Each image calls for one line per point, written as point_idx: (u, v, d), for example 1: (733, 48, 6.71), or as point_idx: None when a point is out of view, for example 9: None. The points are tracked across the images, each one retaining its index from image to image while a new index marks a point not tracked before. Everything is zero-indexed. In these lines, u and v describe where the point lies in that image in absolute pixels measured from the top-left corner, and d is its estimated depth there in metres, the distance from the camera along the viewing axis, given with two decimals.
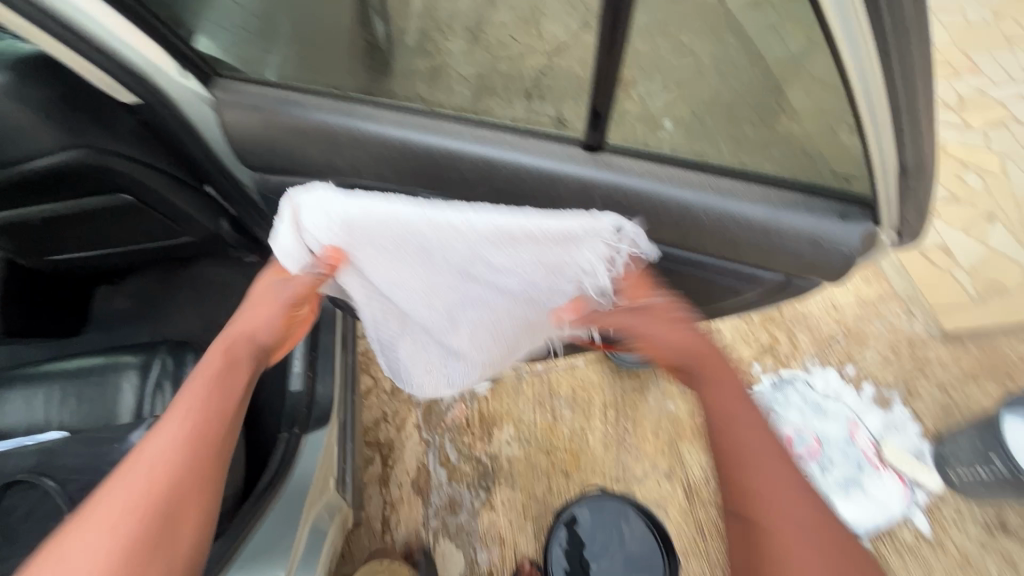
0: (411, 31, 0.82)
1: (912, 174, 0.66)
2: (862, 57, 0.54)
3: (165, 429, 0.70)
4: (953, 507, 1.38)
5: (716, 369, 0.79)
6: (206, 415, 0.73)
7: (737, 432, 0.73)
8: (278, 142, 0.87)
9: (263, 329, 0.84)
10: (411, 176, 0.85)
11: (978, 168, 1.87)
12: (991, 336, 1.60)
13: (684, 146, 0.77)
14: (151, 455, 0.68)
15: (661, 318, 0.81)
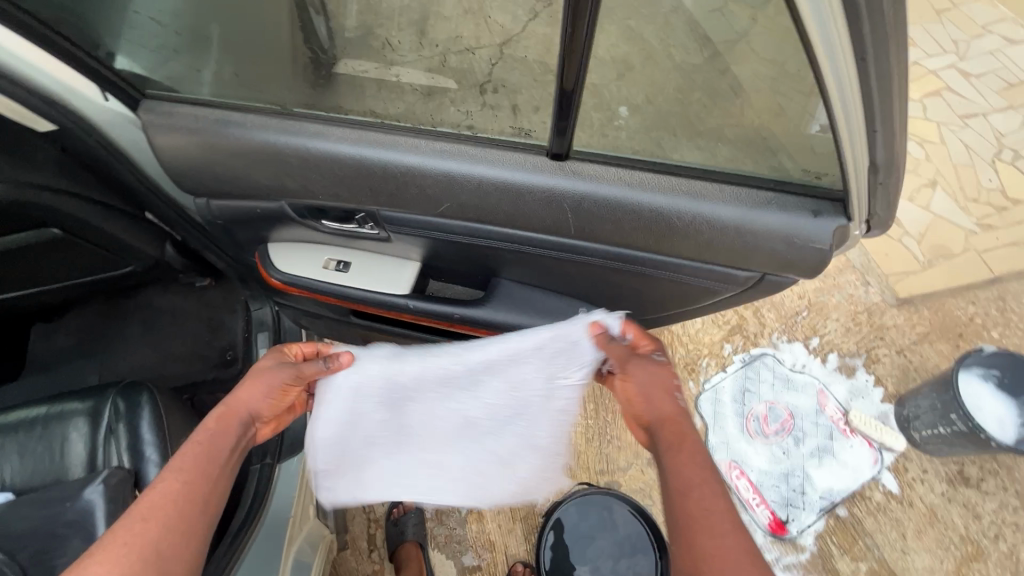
0: (353, 28, 0.76)
1: (883, 170, 0.67)
2: (833, 51, 0.52)
3: (159, 486, 0.65)
4: (918, 465, 1.45)
5: (682, 432, 0.74)
6: (197, 478, 0.67)
7: (692, 507, 0.66)
8: (221, 165, 0.82)
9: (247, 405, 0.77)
10: (370, 194, 0.82)
11: (919, 137, 1.95)
12: (941, 298, 1.68)
13: (641, 135, 0.75)
14: (144, 509, 0.63)
15: (663, 384, 0.79)
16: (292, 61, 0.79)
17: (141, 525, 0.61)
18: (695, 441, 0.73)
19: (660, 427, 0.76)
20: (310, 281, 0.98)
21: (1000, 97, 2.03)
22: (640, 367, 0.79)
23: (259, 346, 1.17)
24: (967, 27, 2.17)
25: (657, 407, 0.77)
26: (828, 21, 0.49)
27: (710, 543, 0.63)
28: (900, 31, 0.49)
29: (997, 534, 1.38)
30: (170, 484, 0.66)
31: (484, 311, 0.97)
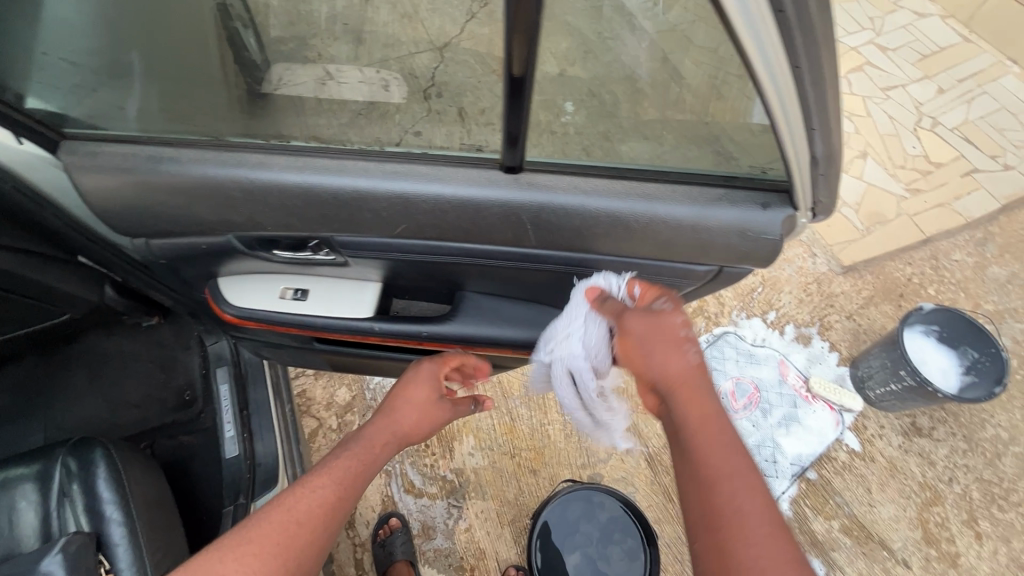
0: (285, 39, 0.74)
1: (822, 163, 0.68)
2: (767, 52, 0.53)
3: (318, 492, 0.75)
4: (876, 421, 1.53)
5: (697, 394, 0.69)
6: (343, 500, 0.77)
7: (727, 472, 0.62)
8: (155, 204, 0.78)
9: (408, 422, 0.93)
10: (321, 221, 0.80)
11: (847, 112, 2.06)
12: (882, 262, 1.78)
13: (589, 129, 0.75)
14: (302, 512, 0.72)
15: (669, 335, 0.73)
16: (226, 82, 0.77)
17: (296, 527, 0.71)
18: (709, 403, 0.68)
19: (673, 383, 0.70)
20: (268, 313, 0.95)
21: (917, 68, 2.17)
22: (646, 319, 0.75)
23: (220, 382, 1.12)
24: (881, 4, 2.31)
25: (664, 365, 0.71)
26: (758, 24, 0.50)
27: (732, 508, 0.60)
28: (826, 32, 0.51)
29: (952, 477, 1.48)
30: (324, 496, 0.75)
31: (452, 326, 0.97)
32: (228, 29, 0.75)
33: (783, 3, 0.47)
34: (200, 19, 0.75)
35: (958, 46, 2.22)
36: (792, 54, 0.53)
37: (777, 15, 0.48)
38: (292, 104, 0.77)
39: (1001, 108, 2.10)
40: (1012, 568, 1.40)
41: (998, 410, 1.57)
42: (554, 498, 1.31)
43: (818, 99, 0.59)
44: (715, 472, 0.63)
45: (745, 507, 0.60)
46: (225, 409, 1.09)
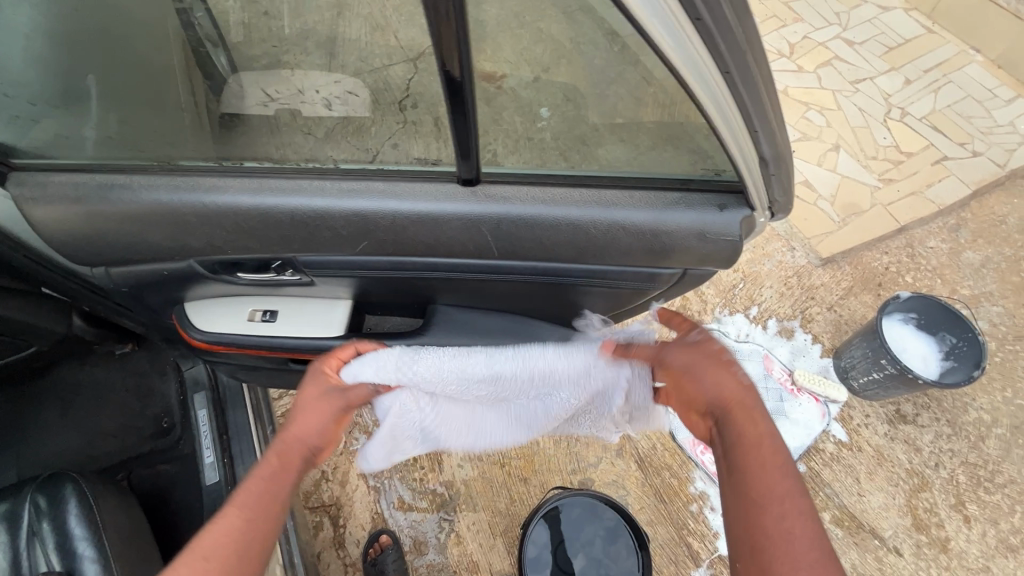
0: (260, 57, 0.75)
1: (772, 163, 0.69)
2: (694, 62, 0.54)
3: (224, 521, 0.63)
4: (861, 411, 1.55)
5: (758, 419, 0.70)
6: (265, 517, 0.65)
7: (778, 493, 0.63)
8: (112, 233, 0.78)
9: (314, 428, 0.78)
10: (282, 242, 0.80)
11: (819, 106, 2.10)
12: (860, 253, 1.80)
13: (566, 134, 0.75)
14: (207, 546, 0.61)
15: (717, 359, 0.76)
16: (187, 106, 0.78)
17: (205, 561, 0.59)
18: (764, 427, 0.69)
19: (727, 407, 0.72)
20: (235, 337, 0.94)
21: (883, 61, 2.21)
22: (692, 349, 0.79)
23: (197, 408, 1.11)
24: None
25: (715, 386, 0.74)
26: (681, 36, 0.51)
27: (782, 533, 0.60)
28: (748, 35, 0.52)
29: (938, 462, 1.49)
30: (234, 520, 0.64)
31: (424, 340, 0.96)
32: (195, 50, 0.77)
33: (699, 11, 0.48)
34: (166, 36, 0.77)
35: (923, 38, 2.27)
36: (718, 60, 0.54)
37: (695, 24, 0.50)
38: (268, 124, 0.78)
39: (966, 96, 2.14)
40: (1001, 550, 1.41)
41: (979, 393, 1.59)
42: (564, 495, 1.29)
43: (756, 101, 0.59)
44: (771, 489, 0.63)
45: (799, 533, 0.60)
46: (205, 434, 1.08)
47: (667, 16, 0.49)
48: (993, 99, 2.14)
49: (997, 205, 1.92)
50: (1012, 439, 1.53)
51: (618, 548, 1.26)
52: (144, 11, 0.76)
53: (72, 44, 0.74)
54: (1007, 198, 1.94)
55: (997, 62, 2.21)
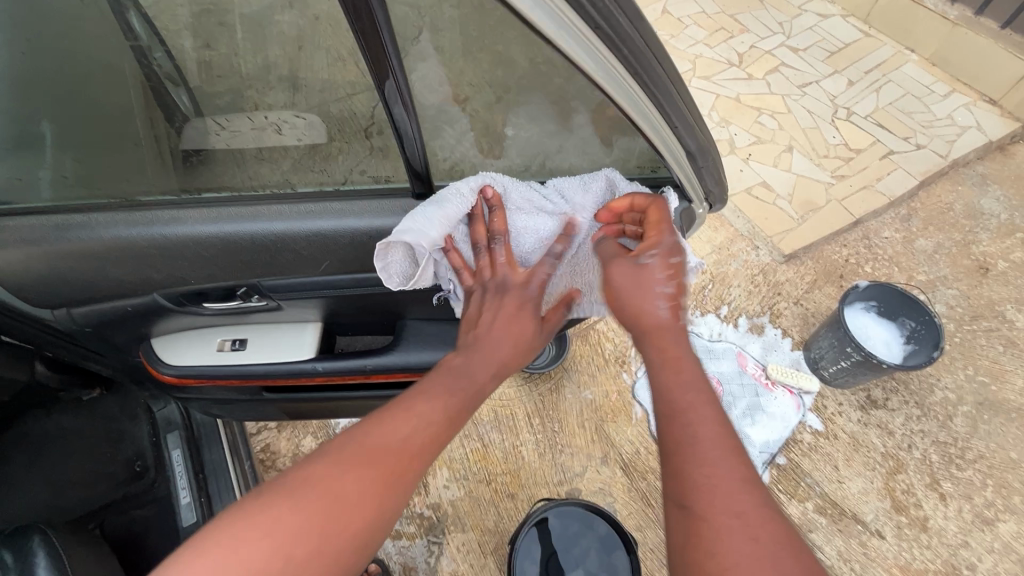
0: (222, 94, 0.74)
1: (699, 155, 0.74)
2: (607, 71, 0.59)
3: (416, 420, 0.67)
4: (834, 399, 1.59)
5: (667, 344, 0.67)
6: (446, 429, 0.70)
7: (681, 407, 0.61)
8: (70, 273, 0.78)
9: (523, 334, 0.82)
10: (244, 267, 0.81)
11: (770, 110, 2.19)
12: (819, 247, 1.87)
13: (528, 148, 0.80)
14: (405, 440, 0.65)
15: (641, 282, 0.70)
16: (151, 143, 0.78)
17: (396, 456, 0.63)
18: (677, 336, 0.67)
19: (642, 342, 0.69)
20: (206, 369, 0.93)
21: (826, 64, 2.33)
22: (626, 270, 0.72)
23: (170, 448, 1.11)
24: (787, 10, 2.49)
25: (631, 305, 0.70)
26: (590, 47, 0.56)
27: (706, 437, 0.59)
28: (646, 39, 0.59)
29: (911, 444, 1.53)
30: (431, 418, 0.69)
31: (396, 356, 0.97)
32: (152, 85, 0.75)
33: (597, 21, 0.53)
34: (121, 71, 0.74)
35: (860, 42, 2.40)
36: (625, 65, 0.59)
37: (596, 32, 0.55)
38: (234, 159, 0.78)
39: (906, 93, 2.26)
40: (978, 524, 1.45)
41: (943, 373, 1.65)
42: (554, 505, 1.30)
43: (669, 98, 0.65)
44: (667, 397, 0.62)
45: (703, 434, 0.59)
46: (179, 472, 1.08)
47: (574, 32, 0.54)
48: (931, 95, 2.26)
49: (943, 193, 2.02)
50: (978, 416, 1.59)
51: (612, 562, 1.25)
52: (96, 48, 0.72)
53: (33, 88, 0.73)
54: (952, 186, 2.04)
55: (931, 60, 2.35)
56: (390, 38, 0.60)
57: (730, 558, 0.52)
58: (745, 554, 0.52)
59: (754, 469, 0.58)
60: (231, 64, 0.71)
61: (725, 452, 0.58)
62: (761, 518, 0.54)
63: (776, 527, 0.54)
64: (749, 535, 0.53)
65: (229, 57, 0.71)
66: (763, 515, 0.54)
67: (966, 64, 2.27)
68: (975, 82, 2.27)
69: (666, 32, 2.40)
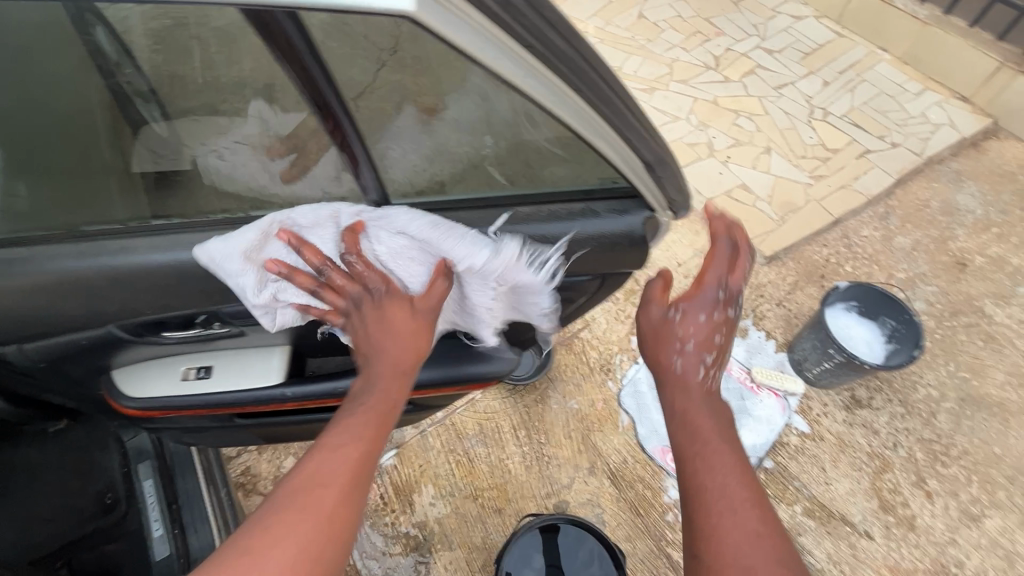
0: (195, 109, 0.75)
1: (656, 167, 0.77)
2: (547, 87, 0.62)
3: (340, 455, 0.76)
4: (819, 401, 1.59)
5: (684, 403, 0.87)
6: (370, 454, 0.79)
7: (688, 456, 0.80)
8: (19, 307, 0.75)
9: (415, 355, 0.87)
10: (202, 296, 0.79)
11: (747, 112, 2.20)
12: (800, 248, 1.88)
13: (508, 157, 0.79)
14: (326, 472, 0.73)
15: (665, 339, 0.89)
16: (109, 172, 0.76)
17: (325, 487, 0.72)
18: (698, 403, 0.86)
19: (663, 389, 0.90)
20: (169, 399, 0.91)
21: (802, 66, 2.35)
22: (656, 318, 0.90)
23: (142, 479, 1.10)
24: (761, 12, 2.52)
25: (658, 359, 0.90)
26: (527, 65, 0.59)
27: (722, 495, 0.74)
28: (579, 56, 0.63)
29: (896, 442, 1.54)
30: (351, 452, 0.77)
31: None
32: (122, 110, 0.75)
33: (528, 40, 0.58)
34: (86, 96, 0.74)
35: (834, 42, 2.43)
36: (565, 81, 0.62)
37: (531, 51, 0.58)
38: (208, 176, 0.77)
39: (880, 93, 2.29)
40: (964, 520, 1.45)
41: (925, 370, 1.66)
42: (559, 524, 1.28)
43: (605, 99, 0.67)
44: (687, 457, 0.80)
45: (710, 483, 0.76)
46: (152, 505, 1.08)
47: (510, 52, 0.57)
48: (905, 93, 2.29)
49: (920, 190, 2.05)
50: (961, 412, 1.60)
51: None
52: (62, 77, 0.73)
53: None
54: (928, 183, 2.07)
55: (903, 58, 2.38)
56: (315, 63, 0.63)
57: None
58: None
59: (763, 522, 0.72)
60: (207, 78, 0.72)
61: (732, 502, 0.74)
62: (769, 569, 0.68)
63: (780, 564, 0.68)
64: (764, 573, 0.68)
65: (206, 72, 0.72)
66: (765, 563, 0.68)
67: (937, 62, 2.30)
68: (947, 79, 2.31)
69: (642, 37, 2.40)
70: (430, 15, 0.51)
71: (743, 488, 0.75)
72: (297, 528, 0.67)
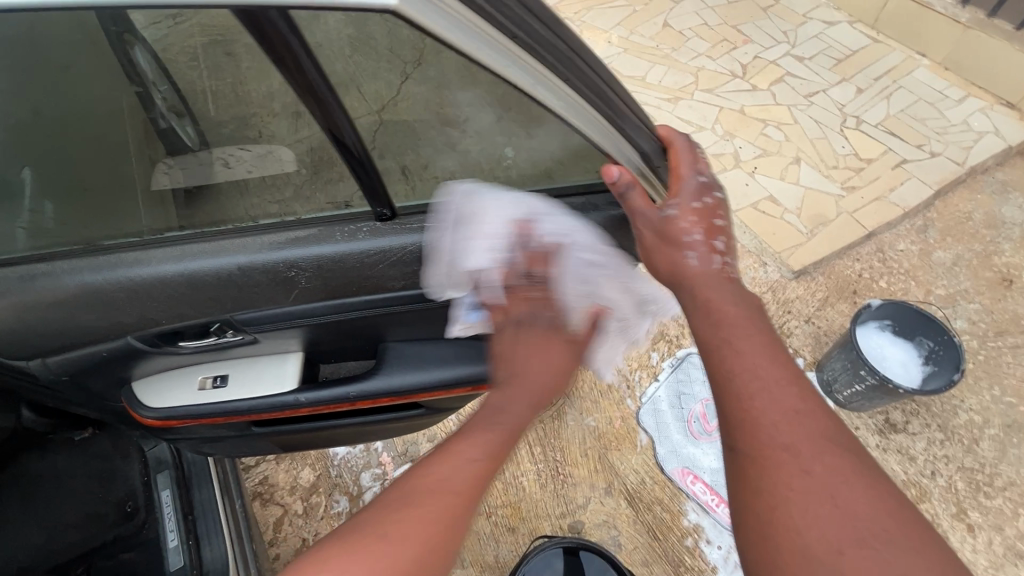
0: (226, 122, 0.74)
1: (653, 156, 0.77)
2: (531, 75, 0.59)
3: (463, 461, 0.72)
4: (850, 423, 1.51)
5: (710, 295, 0.73)
6: (492, 469, 0.74)
7: (715, 346, 0.68)
8: (43, 321, 0.78)
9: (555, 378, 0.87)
10: (210, 303, 0.80)
11: (776, 121, 2.14)
12: (831, 263, 1.80)
13: (530, 171, 0.80)
14: (452, 477, 0.70)
15: (674, 236, 0.75)
16: (137, 190, 0.76)
17: (452, 489, 0.68)
18: (725, 294, 0.73)
19: (681, 290, 0.75)
20: (186, 408, 0.92)
21: (834, 72, 2.27)
22: (656, 218, 0.75)
23: (161, 489, 1.10)
24: (791, 18, 2.45)
25: (671, 262, 0.76)
26: (515, 58, 0.57)
27: (753, 376, 0.64)
28: (559, 46, 0.63)
29: (934, 470, 1.45)
30: (475, 463, 0.73)
31: (380, 380, 0.94)
32: (154, 121, 0.74)
33: (512, 31, 0.56)
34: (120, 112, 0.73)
35: (869, 48, 2.35)
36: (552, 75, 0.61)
37: (516, 42, 0.57)
38: (237, 188, 0.78)
39: (918, 99, 2.19)
40: (1010, 558, 1.35)
41: (966, 394, 1.57)
42: (576, 548, 1.25)
43: (591, 87, 0.67)
44: (709, 344, 0.69)
45: (739, 369, 0.65)
46: (169, 515, 1.07)
47: (501, 49, 0.56)
48: (945, 100, 2.19)
49: (961, 202, 1.94)
50: (1006, 439, 1.50)
51: None
52: (97, 90, 0.71)
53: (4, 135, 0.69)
54: (970, 194, 1.96)
55: (943, 64, 2.28)
56: (313, 65, 0.60)
57: (781, 490, 0.58)
58: (793, 474, 0.58)
59: (803, 398, 0.63)
60: (237, 91, 0.70)
61: (767, 382, 0.64)
62: (814, 451, 0.59)
63: (828, 449, 0.59)
64: (813, 452, 0.59)
65: (237, 85, 0.69)
66: (808, 440, 0.60)
67: (980, 66, 2.20)
68: (991, 85, 2.20)
69: (667, 46, 2.36)
70: (415, 10, 0.50)
71: (777, 367, 0.65)
72: (418, 527, 0.63)
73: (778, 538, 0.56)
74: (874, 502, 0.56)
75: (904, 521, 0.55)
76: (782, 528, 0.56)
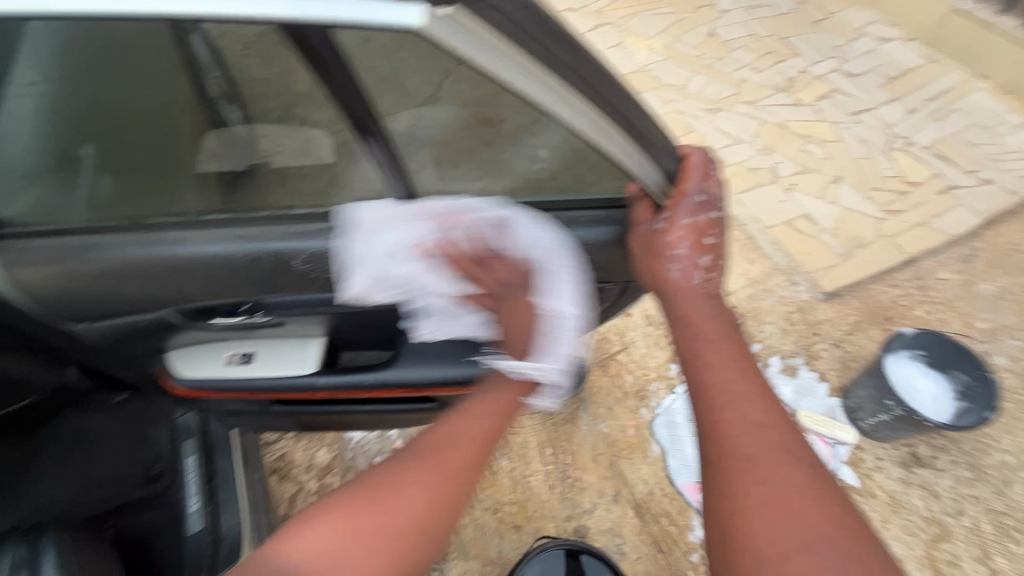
0: (274, 109, 0.74)
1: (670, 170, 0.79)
2: (553, 94, 0.61)
3: (472, 423, 0.89)
4: (872, 453, 1.47)
5: (689, 307, 0.85)
6: (493, 430, 0.90)
7: (692, 357, 0.79)
8: (87, 290, 0.83)
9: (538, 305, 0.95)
10: (256, 283, 0.87)
11: (818, 138, 2.08)
12: (865, 287, 1.75)
13: (563, 169, 0.78)
14: (462, 435, 0.87)
15: (659, 248, 0.83)
16: (184, 171, 0.79)
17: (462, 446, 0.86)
18: (700, 306, 0.85)
19: (665, 299, 0.87)
20: (214, 381, 0.98)
21: (884, 91, 2.20)
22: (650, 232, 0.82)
23: (186, 455, 1.14)
24: (843, 32, 2.38)
25: (652, 271, 0.85)
26: (529, 75, 0.58)
27: (724, 390, 0.74)
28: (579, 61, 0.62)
29: (959, 510, 1.40)
30: (479, 424, 0.89)
31: (394, 371, 1.00)
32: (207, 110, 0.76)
33: (528, 44, 0.56)
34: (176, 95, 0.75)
35: (924, 67, 2.26)
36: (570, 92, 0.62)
37: (536, 59, 0.57)
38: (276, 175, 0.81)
39: (972, 123, 2.10)
40: None
41: (1001, 434, 1.50)
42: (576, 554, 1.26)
43: (611, 103, 0.67)
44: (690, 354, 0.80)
45: (711, 381, 0.75)
46: (192, 481, 1.13)
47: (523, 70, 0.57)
48: (1002, 125, 2.09)
49: (1011, 233, 1.86)
50: None
51: None
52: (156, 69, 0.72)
53: (74, 114, 0.75)
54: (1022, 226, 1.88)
55: (1003, 87, 2.18)
56: (339, 70, 0.63)
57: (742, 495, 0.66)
58: (750, 482, 0.67)
59: (767, 413, 0.72)
60: (287, 84, 0.69)
61: (735, 396, 0.73)
62: (770, 463, 0.68)
63: (784, 460, 0.68)
64: (769, 462, 0.68)
65: (285, 76, 0.67)
66: (767, 451, 0.68)
67: None
68: None
69: (711, 56, 2.33)
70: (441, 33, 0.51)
71: (745, 382, 0.75)
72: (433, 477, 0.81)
73: (733, 536, 0.65)
74: (818, 511, 0.64)
75: (846, 529, 0.64)
76: (739, 529, 0.65)
